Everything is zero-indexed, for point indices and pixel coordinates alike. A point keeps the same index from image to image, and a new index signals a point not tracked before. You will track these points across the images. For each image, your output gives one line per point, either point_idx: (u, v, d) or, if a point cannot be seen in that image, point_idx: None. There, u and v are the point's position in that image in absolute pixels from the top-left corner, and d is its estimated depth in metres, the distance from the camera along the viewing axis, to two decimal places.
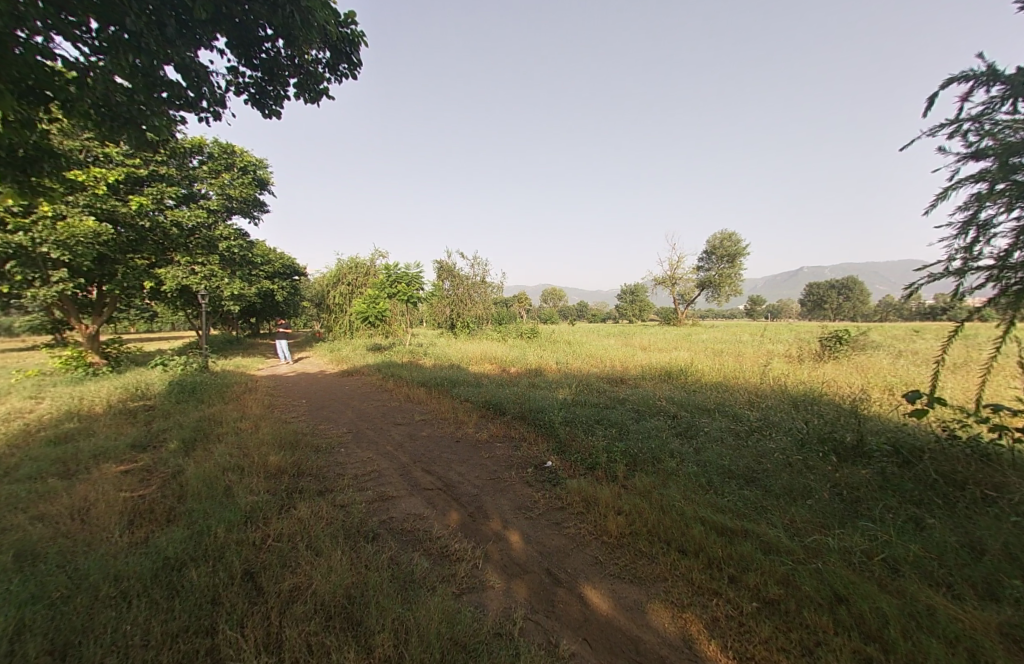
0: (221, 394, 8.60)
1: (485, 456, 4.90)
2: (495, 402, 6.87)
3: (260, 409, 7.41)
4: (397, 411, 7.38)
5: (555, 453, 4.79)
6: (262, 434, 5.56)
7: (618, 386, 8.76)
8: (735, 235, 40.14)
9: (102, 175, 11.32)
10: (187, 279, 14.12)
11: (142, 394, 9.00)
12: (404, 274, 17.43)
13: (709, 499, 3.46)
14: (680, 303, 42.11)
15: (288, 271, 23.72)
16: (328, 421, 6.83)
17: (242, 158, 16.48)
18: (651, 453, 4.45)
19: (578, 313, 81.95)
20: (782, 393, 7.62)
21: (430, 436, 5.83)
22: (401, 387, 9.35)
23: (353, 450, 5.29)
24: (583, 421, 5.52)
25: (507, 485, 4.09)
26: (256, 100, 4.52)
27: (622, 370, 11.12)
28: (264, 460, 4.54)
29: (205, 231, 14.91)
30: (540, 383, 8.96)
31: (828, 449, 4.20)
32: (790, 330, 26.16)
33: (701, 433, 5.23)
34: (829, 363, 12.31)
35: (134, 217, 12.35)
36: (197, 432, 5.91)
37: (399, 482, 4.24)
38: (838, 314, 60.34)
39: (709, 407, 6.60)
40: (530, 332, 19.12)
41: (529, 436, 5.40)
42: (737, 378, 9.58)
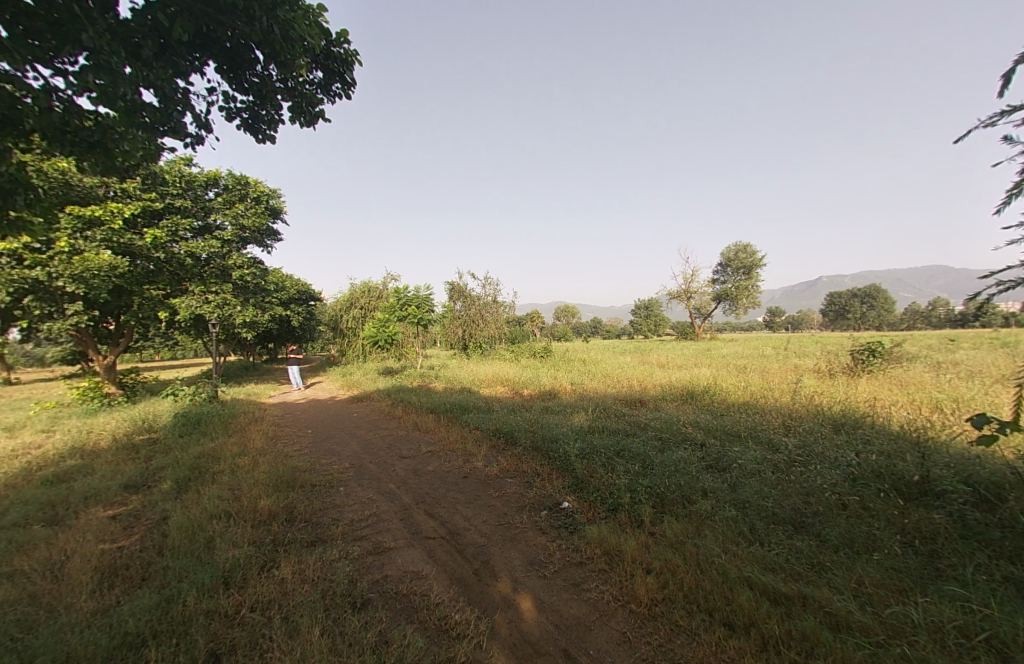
0: (227, 425, 8.36)
1: (494, 496, 4.46)
2: (506, 431, 6.43)
3: (263, 441, 7.12)
4: (403, 442, 6.99)
5: (571, 492, 4.33)
6: (259, 472, 5.23)
7: (638, 410, 8.21)
8: (750, 246, 39.32)
9: (118, 209, 11.57)
10: (200, 308, 14.23)
11: (148, 426, 8.83)
12: (414, 296, 17.32)
13: (754, 552, 2.97)
14: (696, 317, 41.15)
15: (301, 296, 23.89)
16: (330, 455, 6.49)
17: (255, 188, 16.76)
18: (681, 492, 3.96)
19: (593, 329, 81.08)
20: (821, 416, 6.96)
21: (436, 471, 5.42)
22: (409, 415, 8.96)
23: (353, 489, 4.91)
24: (601, 452, 5.06)
25: (518, 532, 3.65)
26: (249, 125, 4.40)
27: (640, 390, 10.55)
28: (256, 504, 4.20)
29: (218, 261, 15.09)
30: (554, 407, 8.48)
31: (888, 487, 3.65)
32: (816, 342, 25.09)
33: (735, 465, 4.71)
34: (864, 378, 11.50)
35: (150, 249, 12.58)
36: (194, 469, 5.62)
37: (399, 529, 3.84)
38: (862, 323, 58.23)
39: (740, 433, 6.02)
40: (544, 351, 18.68)
41: (544, 470, 4.94)
42: (768, 398, 8.92)
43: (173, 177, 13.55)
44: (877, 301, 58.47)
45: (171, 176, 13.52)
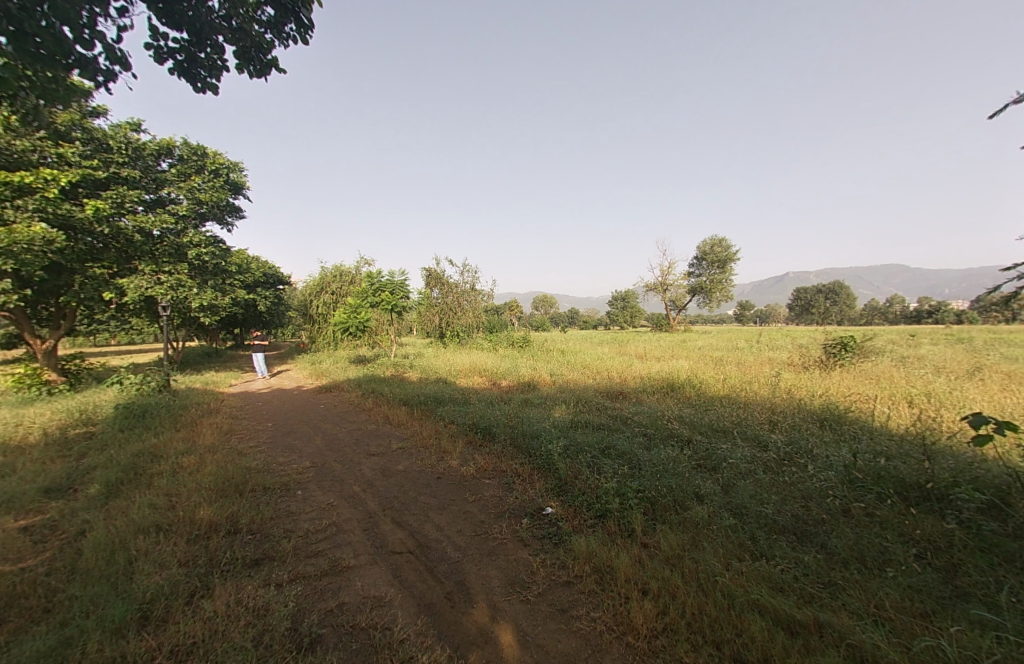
0: (176, 418, 7.58)
1: (470, 501, 4.05)
2: (483, 426, 6.00)
3: (214, 437, 6.42)
4: (371, 438, 6.46)
5: (554, 495, 3.97)
6: (204, 474, 4.63)
7: (620, 402, 7.94)
8: (725, 241, 39.92)
9: (54, 176, 10.36)
10: (151, 289, 13.03)
11: (86, 418, 7.92)
12: (388, 282, 16.54)
13: (761, 569, 2.69)
14: (671, 309, 41.72)
15: (267, 280, 22.57)
16: (289, 452, 5.90)
17: (214, 160, 15.46)
18: (673, 495, 3.66)
19: (570, 319, 81.41)
20: (804, 411, 6.86)
21: (407, 471, 4.96)
22: (380, 407, 8.40)
23: (311, 493, 4.39)
24: (585, 450, 4.72)
25: (497, 545, 3.26)
26: (185, 71, 3.76)
27: (621, 382, 10.30)
28: (193, 514, 3.65)
29: (172, 238, 13.88)
30: (534, 400, 8.13)
31: (889, 491, 3.47)
32: (785, 335, 25.76)
33: (726, 465, 4.46)
34: (836, 371, 11.66)
35: (92, 223, 11.37)
36: (128, 470, 4.94)
37: (362, 542, 3.39)
38: (826, 318, 60.65)
39: (726, 429, 5.81)
40: (522, 340, 18.28)
41: (524, 471, 4.56)
42: (749, 391, 8.81)
43: (117, 143, 12.26)
44: (841, 297, 60.87)
45: (116, 143, 12.22)
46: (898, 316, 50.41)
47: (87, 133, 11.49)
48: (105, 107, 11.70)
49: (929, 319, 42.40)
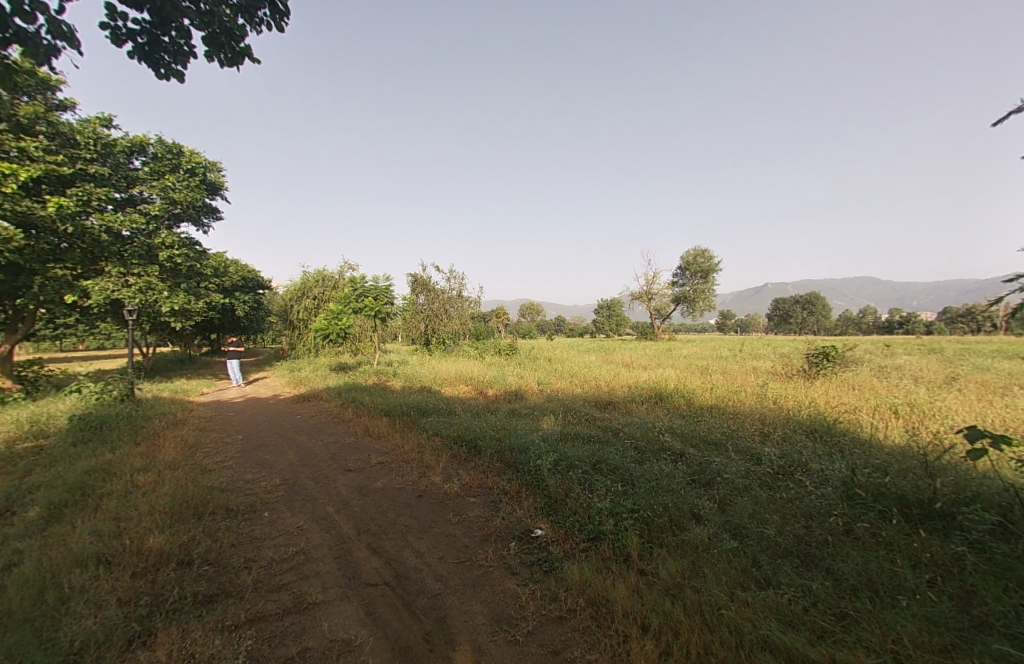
0: (138, 430, 7.06)
1: (453, 522, 3.77)
2: (468, 439, 5.71)
3: (178, 452, 5.96)
4: (349, 452, 6.09)
5: (543, 516, 3.72)
6: (161, 495, 4.23)
7: (609, 413, 7.74)
8: (707, 251, 40.65)
9: (12, 171, 9.82)
10: (118, 291, 12.34)
11: (37, 430, 7.33)
12: (372, 288, 16.16)
13: (768, 599, 2.50)
14: (656, 318, 42.17)
15: (246, 284, 21.87)
16: (258, 469, 5.50)
17: (190, 158, 14.88)
18: (671, 515, 3.46)
19: (556, 327, 81.45)
20: (794, 422, 6.77)
21: (385, 489, 4.64)
22: (360, 419, 8.01)
23: (280, 516, 4.04)
24: (576, 465, 4.48)
25: (483, 573, 3.00)
26: (146, 55, 3.48)
27: (609, 392, 10.13)
28: (143, 545, 3.27)
29: (143, 238, 13.24)
30: (521, 410, 7.89)
31: (892, 509, 3.34)
32: (767, 344, 26.20)
33: (722, 480, 4.29)
34: (819, 381, 11.76)
35: (56, 221, 10.76)
36: (76, 490, 4.49)
37: (333, 573, 3.09)
38: (803, 328, 62.21)
39: (718, 440, 5.66)
40: (509, 348, 18.04)
41: (512, 489, 4.29)
42: (737, 400, 8.73)
43: (85, 139, 11.68)
44: (817, 307, 62.60)
45: (84, 138, 11.65)
46: (872, 326, 52.07)
47: (52, 127, 10.92)
48: (73, 100, 11.15)
49: (901, 329, 43.87)
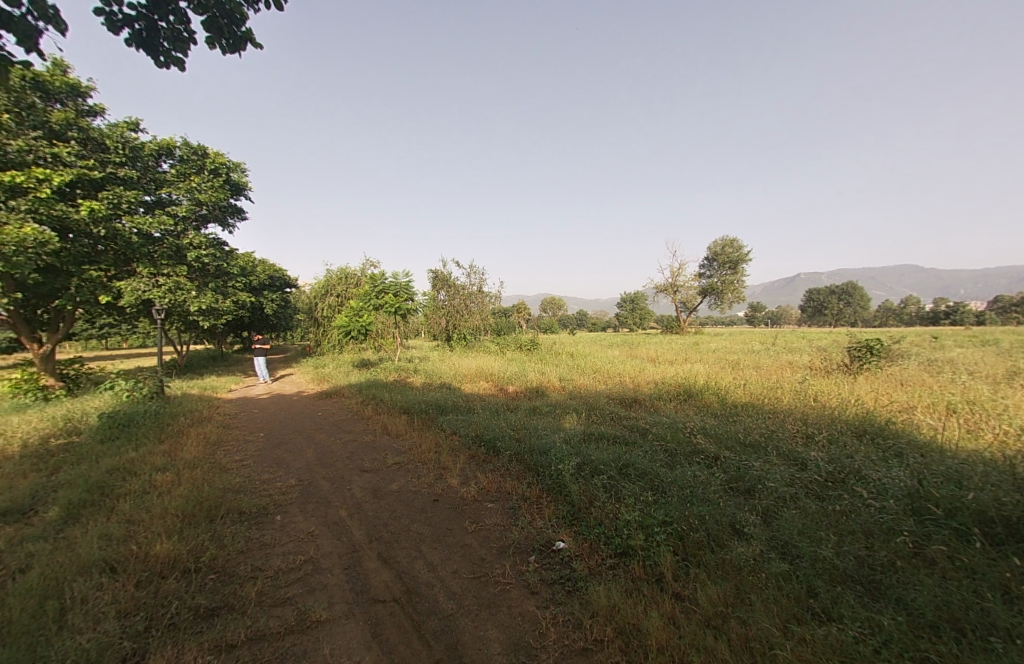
0: (163, 427, 7.15)
1: (468, 531, 3.53)
2: (487, 440, 5.46)
3: (198, 450, 5.96)
4: (366, 452, 5.95)
5: (565, 526, 3.44)
6: (175, 497, 4.16)
7: (635, 411, 7.35)
8: (736, 241, 39.15)
9: (46, 176, 10.16)
10: (149, 291, 12.67)
11: (71, 427, 7.54)
12: (392, 284, 16.14)
13: (829, 636, 2.15)
14: (681, 311, 40.96)
15: (272, 283, 22.34)
16: (275, 468, 5.43)
17: (214, 159, 15.10)
18: (708, 531, 3.11)
19: (578, 321, 80.38)
20: (840, 422, 6.22)
21: (401, 491, 4.45)
22: (379, 416, 7.89)
23: (291, 519, 3.91)
24: (601, 470, 4.16)
25: (498, 592, 2.75)
26: (145, 42, 3.36)
27: (634, 389, 9.69)
28: (150, 551, 3.18)
29: (172, 239, 13.55)
30: (543, 407, 7.60)
31: (972, 530, 2.89)
32: (801, 337, 24.98)
33: (764, 489, 3.89)
34: (863, 376, 10.97)
35: (89, 225, 11.11)
36: (96, 490, 4.49)
37: (341, 585, 2.90)
38: (839, 319, 59.23)
39: (757, 443, 5.21)
40: (530, 343, 17.74)
41: (532, 494, 4.02)
42: (774, 398, 8.16)
43: (114, 143, 12.04)
44: (854, 298, 59.45)
45: (112, 142, 11.99)
46: (916, 317, 49.08)
47: (83, 132, 11.36)
48: (101, 106, 11.58)
49: (948, 320, 41.18)
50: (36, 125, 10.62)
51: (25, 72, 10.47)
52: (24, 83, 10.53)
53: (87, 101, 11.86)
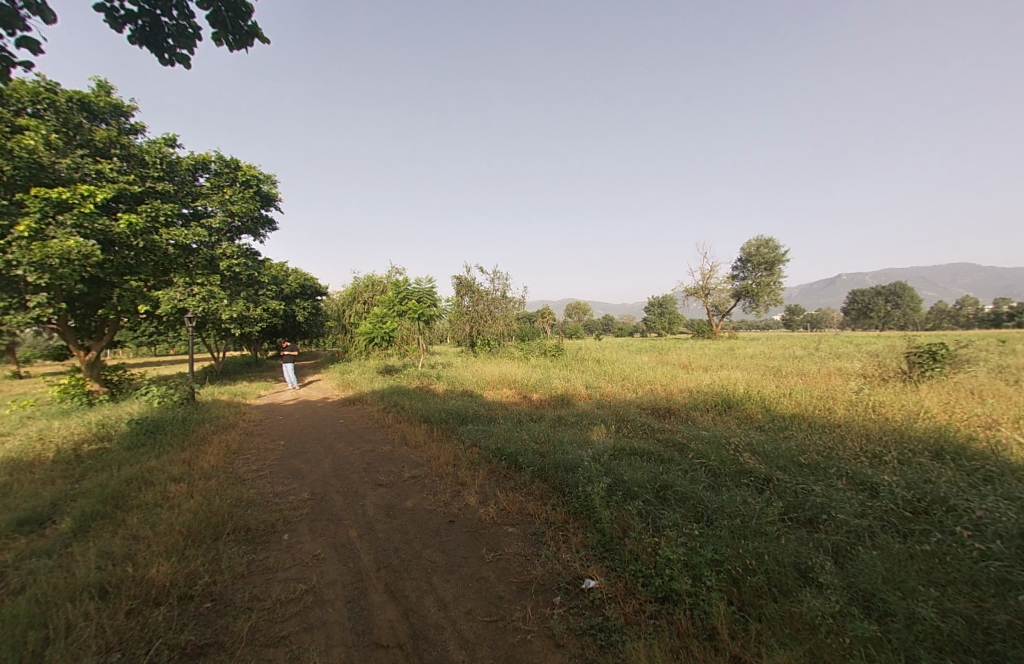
0: (188, 434, 7.16)
1: (486, 561, 3.16)
2: (508, 454, 5.08)
3: (217, 459, 5.85)
4: (383, 463, 5.68)
5: (595, 560, 3.02)
6: (183, 511, 3.98)
7: (670, 423, 6.78)
8: (771, 241, 37.41)
9: (90, 192, 10.58)
10: (184, 300, 13.01)
11: (104, 433, 7.70)
12: (415, 290, 16.08)
13: None
14: (713, 314, 39.42)
15: (303, 291, 22.86)
16: (290, 480, 5.23)
17: (246, 171, 15.42)
18: (768, 575, 2.67)
19: (604, 326, 78.85)
20: (910, 438, 5.47)
21: (416, 509, 4.14)
22: (398, 425, 7.63)
23: (298, 539, 3.65)
24: (636, 493, 3.71)
25: (517, 642, 2.38)
26: (148, 39, 3.29)
27: (667, 397, 9.08)
28: (146, 573, 2.97)
29: (206, 250, 13.91)
30: (570, 417, 7.17)
31: None
32: (846, 342, 23.34)
33: (829, 523, 3.35)
34: (924, 384, 9.94)
35: (129, 237, 11.53)
36: (110, 500, 4.39)
37: (342, 623, 2.59)
38: (886, 322, 55.56)
39: (814, 464, 4.59)
40: (555, 349, 17.25)
41: (558, 518, 3.62)
42: (827, 409, 7.38)
43: (152, 158, 12.48)
44: (903, 299, 55.61)
45: (151, 158, 12.47)
46: (975, 318, 45.35)
47: (124, 149, 11.85)
48: (141, 123, 12.12)
49: (1013, 322, 37.80)
50: (82, 143, 11.21)
51: (73, 94, 11.11)
52: (72, 105, 11.11)
53: (128, 120, 12.45)
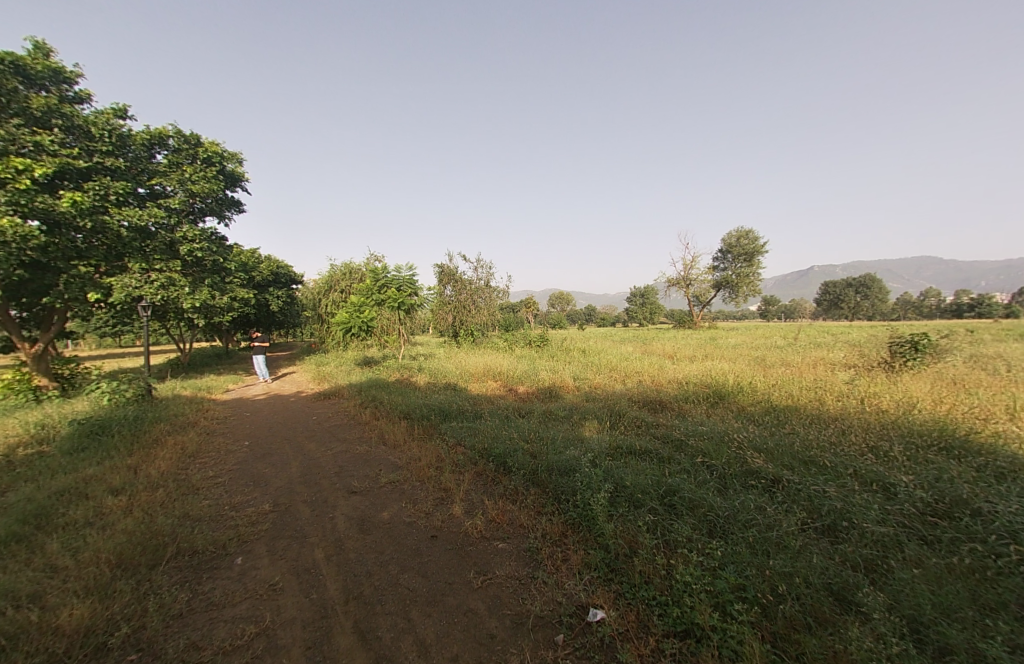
0: (139, 436, 6.43)
1: (474, 586, 2.74)
2: (496, 455, 4.64)
3: (168, 465, 5.19)
4: (357, 467, 5.16)
5: (600, 587, 2.62)
6: (117, 531, 3.39)
7: (664, 417, 6.44)
8: (752, 231, 37.80)
9: (25, 166, 9.50)
10: (140, 288, 11.93)
11: (44, 435, 6.88)
12: (395, 278, 15.36)
13: None
14: (694, 305, 39.83)
15: (275, 279, 21.73)
16: (251, 488, 4.65)
17: (209, 148, 14.26)
18: (801, 603, 2.35)
19: (587, 316, 78.79)
20: (912, 432, 5.27)
21: (393, 522, 3.67)
22: (376, 422, 7.08)
23: (255, 563, 3.14)
24: (642, 501, 3.33)
25: None
26: None
27: (657, 389, 8.81)
28: (54, 620, 2.41)
29: (165, 233, 12.80)
30: (559, 412, 6.79)
31: None
32: (823, 332, 23.80)
33: (852, 533, 3.05)
34: (908, 374, 9.97)
35: (75, 217, 10.30)
36: (31, 519, 3.73)
37: None
38: (856, 313, 57.41)
39: (821, 462, 4.33)
40: (541, 339, 16.88)
41: (555, 532, 3.21)
42: (821, 400, 7.19)
43: (100, 131, 11.18)
44: (873, 290, 57.48)
45: (98, 130, 11.16)
46: (938, 310, 47.26)
47: (67, 119, 10.65)
48: (86, 90, 10.89)
49: (973, 312, 39.64)
50: (17, 112, 10.06)
51: (4, 54, 9.87)
52: (4, 67, 9.94)
53: (72, 87, 11.20)
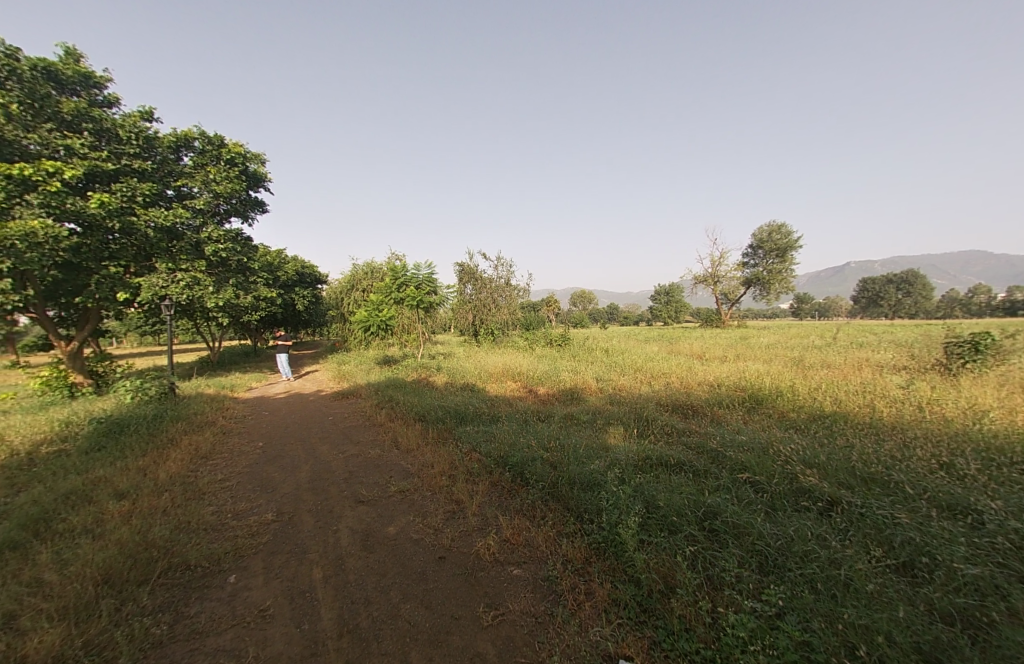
0: (155, 435, 6.38)
1: (483, 624, 2.38)
2: (513, 464, 4.27)
3: (177, 467, 5.05)
4: (368, 473, 4.89)
5: (632, 635, 2.22)
6: (110, 542, 3.20)
7: (696, 423, 5.92)
8: (785, 225, 36.17)
9: (56, 169, 9.74)
10: (166, 287, 12.09)
11: (67, 433, 6.95)
12: (413, 276, 15.16)
13: None
14: (723, 303, 38.36)
15: (300, 278, 22.00)
16: (257, 493, 4.44)
17: (232, 149, 14.43)
18: None
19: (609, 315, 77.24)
20: (989, 445, 4.58)
21: (399, 538, 3.36)
22: (391, 425, 6.83)
23: (249, 581, 2.88)
24: (679, 527, 2.90)
25: None
26: None
27: (688, 392, 8.22)
28: (22, 649, 2.19)
29: (191, 233, 13.01)
30: (582, 416, 6.34)
31: None
32: (865, 331, 22.32)
33: (937, 574, 2.54)
34: (970, 377, 9.02)
35: (103, 218, 10.49)
36: (31, 524, 3.60)
37: None
38: (899, 311, 54.13)
39: (885, 481, 3.76)
40: (562, 338, 16.38)
41: (577, 558, 2.82)
42: (873, 406, 6.50)
43: (127, 133, 11.46)
44: (917, 287, 54.11)
45: (126, 133, 11.44)
46: (992, 308, 43.95)
47: (96, 123, 10.95)
48: (114, 94, 11.15)
49: None
50: (51, 117, 10.36)
51: (36, 61, 10.20)
52: (37, 74, 10.27)
53: (101, 91, 11.51)
